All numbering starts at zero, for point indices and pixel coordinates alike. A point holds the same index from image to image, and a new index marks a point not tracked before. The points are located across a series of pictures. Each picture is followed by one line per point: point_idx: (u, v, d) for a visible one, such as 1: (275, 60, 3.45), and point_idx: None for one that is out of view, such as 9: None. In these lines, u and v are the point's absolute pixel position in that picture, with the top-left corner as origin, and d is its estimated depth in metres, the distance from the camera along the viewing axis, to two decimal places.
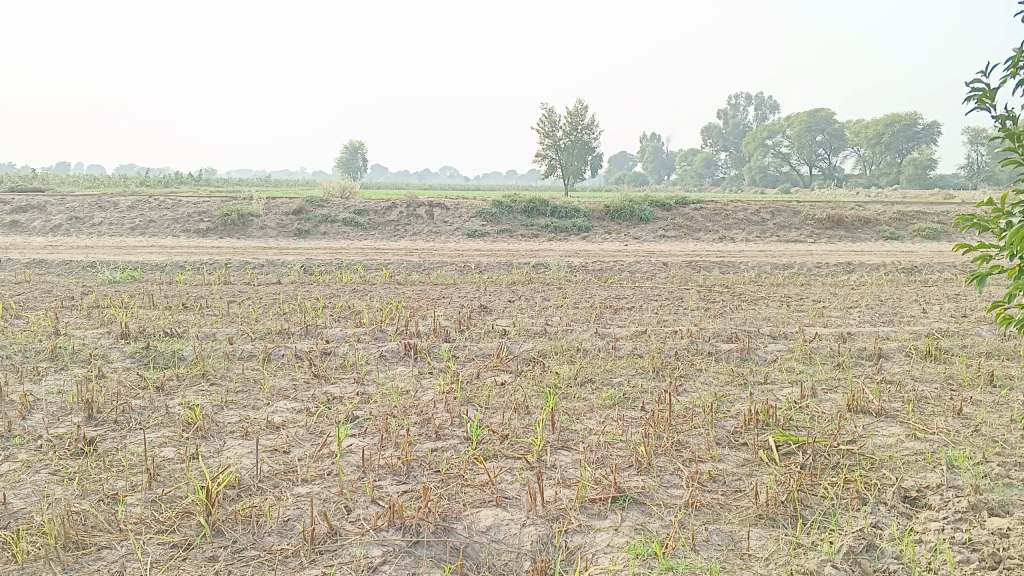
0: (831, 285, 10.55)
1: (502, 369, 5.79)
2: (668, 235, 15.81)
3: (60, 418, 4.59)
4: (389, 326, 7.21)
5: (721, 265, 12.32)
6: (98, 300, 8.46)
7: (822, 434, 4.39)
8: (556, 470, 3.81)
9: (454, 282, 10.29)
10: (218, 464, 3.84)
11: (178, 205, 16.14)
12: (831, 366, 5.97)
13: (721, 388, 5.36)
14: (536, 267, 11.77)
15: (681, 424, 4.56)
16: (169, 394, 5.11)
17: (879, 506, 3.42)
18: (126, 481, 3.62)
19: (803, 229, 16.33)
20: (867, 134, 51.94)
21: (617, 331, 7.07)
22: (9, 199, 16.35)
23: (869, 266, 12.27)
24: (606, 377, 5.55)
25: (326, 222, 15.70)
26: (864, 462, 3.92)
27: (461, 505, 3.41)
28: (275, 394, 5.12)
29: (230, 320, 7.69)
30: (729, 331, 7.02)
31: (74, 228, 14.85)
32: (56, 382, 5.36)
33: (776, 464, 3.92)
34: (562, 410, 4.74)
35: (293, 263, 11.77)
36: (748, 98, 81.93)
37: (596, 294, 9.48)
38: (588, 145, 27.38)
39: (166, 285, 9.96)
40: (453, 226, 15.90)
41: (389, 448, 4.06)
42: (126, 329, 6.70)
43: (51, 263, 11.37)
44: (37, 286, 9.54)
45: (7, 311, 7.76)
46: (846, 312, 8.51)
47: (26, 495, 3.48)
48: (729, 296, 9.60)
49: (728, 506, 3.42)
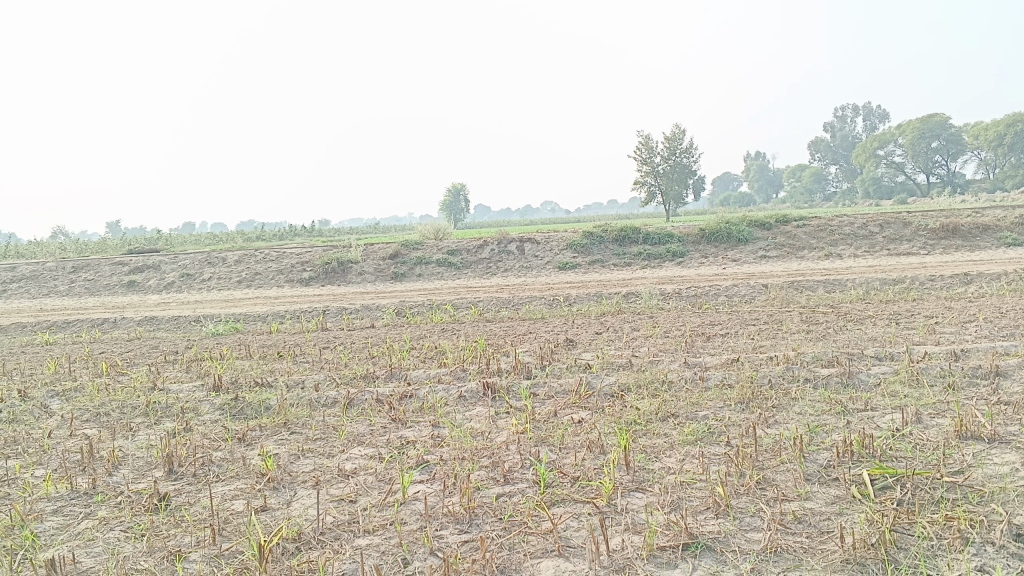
0: (946, 299, 9.87)
1: (581, 406, 5.59)
2: (769, 255, 15.25)
3: (143, 473, 4.67)
4: (472, 365, 7.13)
5: (825, 283, 11.75)
6: (198, 353, 8.75)
7: (924, 465, 3.99)
8: (625, 515, 3.60)
9: (542, 317, 10.20)
10: (283, 517, 3.81)
11: (280, 256, 16.74)
12: (940, 388, 5.50)
13: (815, 418, 4.98)
14: (628, 296, 11.55)
15: (767, 459, 4.23)
16: (249, 445, 5.15)
17: (985, 547, 3.06)
18: (192, 537, 3.63)
19: (915, 240, 15.42)
20: (988, 136, 49.02)
21: (707, 360, 6.76)
22: (127, 261, 17.33)
23: (988, 276, 11.42)
24: (690, 410, 5.27)
25: (420, 264, 15.94)
26: (972, 496, 3.53)
27: (522, 554, 3.25)
28: (350, 441, 5.09)
29: (319, 367, 7.78)
30: (829, 354, 6.59)
31: (186, 284, 15.58)
32: (146, 437, 5.48)
33: (869, 501, 3.58)
34: (639, 448, 4.51)
35: (387, 306, 11.94)
36: (855, 109, 79.06)
37: (688, 321, 9.17)
38: (688, 169, 26.89)
39: (264, 334, 10.26)
40: (544, 260, 15.84)
41: (454, 496, 3.95)
42: (218, 381, 6.85)
43: (161, 320, 11.93)
44: (145, 343, 9.97)
45: (113, 368, 8.09)
46: (961, 327, 7.90)
47: (97, 553, 3.52)
48: (833, 315, 9.12)
49: (812, 550, 3.13)
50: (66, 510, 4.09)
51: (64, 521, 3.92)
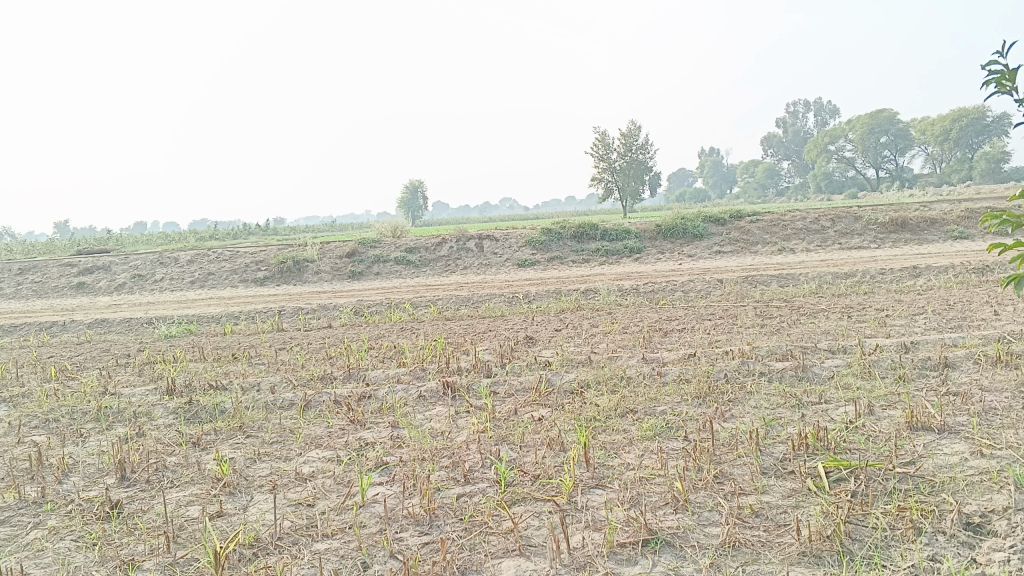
0: (896, 292, 10.08)
1: (540, 404, 5.60)
2: (724, 250, 15.43)
3: (95, 480, 4.56)
4: (431, 364, 7.09)
5: (780, 277, 11.92)
6: (150, 356, 8.58)
7: (877, 456, 4.07)
8: (585, 513, 3.61)
9: (501, 314, 10.18)
10: (239, 523, 3.75)
11: (235, 256, 16.49)
12: (891, 380, 5.61)
13: (771, 412, 5.05)
14: (586, 292, 11.59)
15: (725, 453, 4.28)
16: (204, 450, 5.06)
17: (937, 537, 3.12)
18: (146, 545, 3.56)
19: (866, 234, 15.72)
20: (934, 131, 50.19)
21: (665, 356, 6.81)
22: (76, 262, 16.93)
23: (936, 269, 11.68)
24: (649, 406, 5.30)
25: (378, 262, 15.82)
26: (923, 486, 3.61)
27: (483, 555, 3.24)
28: (308, 443, 5.03)
29: (276, 368, 7.68)
30: (784, 348, 6.69)
31: (138, 286, 15.27)
32: (98, 443, 5.36)
33: (824, 493, 3.64)
34: (599, 445, 4.53)
35: (345, 306, 11.84)
36: (806, 105, 80.37)
37: (646, 317, 9.24)
38: (644, 165, 27.09)
39: (219, 336, 10.09)
40: (503, 257, 15.83)
41: (414, 497, 3.92)
42: (172, 384, 6.72)
43: (112, 322, 11.67)
44: (96, 346, 9.74)
45: (62, 373, 7.89)
46: (911, 319, 8.08)
47: (46, 564, 3.43)
48: (787, 310, 9.25)
49: (769, 543, 3.17)
50: (13, 520, 3.98)
51: (11, 532, 3.81)
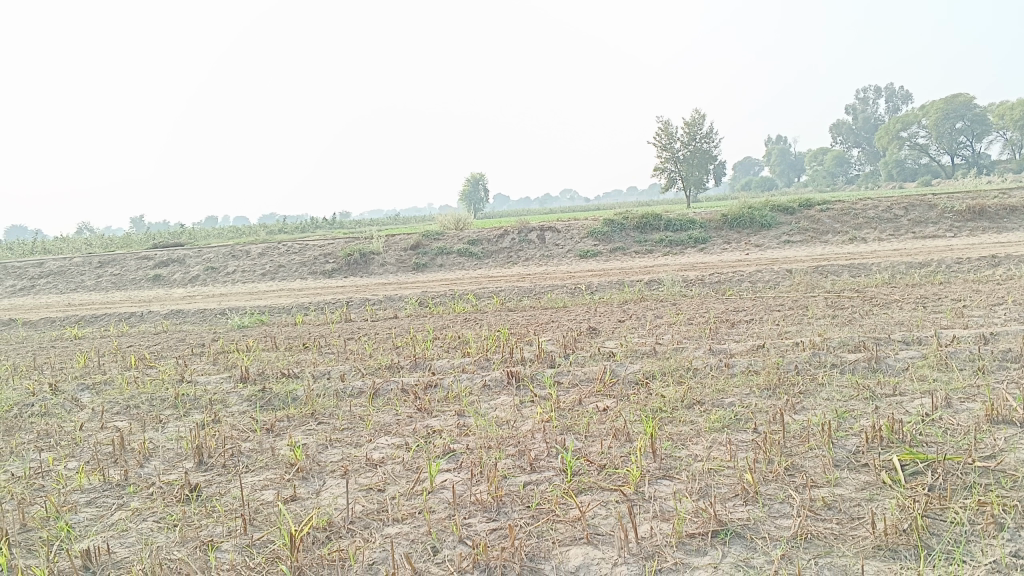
0: (974, 282, 9.75)
1: (606, 394, 5.59)
2: (792, 240, 15.12)
3: (174, 464, 4.72)
4: (495, 354, 7.14)
5: (850, 267, 11.64)
6: (224, 346, 8.83)
7: (956, 450, 3.95)
8: (653, 503, 3.59)
9: (565, 305, 10.18)
10: (312, 507, 3.84)
11: (303, 248, 16.83)
12: (970, 372, 5.43)
13: (843, 404, 4.94)
14: (650, 283, 11.51)
15: (796, 446, 4.20)
16: (277, 436, 5.19)
17: (1020, 533, 3.03)
18: (224, 527, 3.68)
19: (941, 223, 15.21)
20: (1014, 115, 48.23)
21: (732, 347, 6.72)
22: (153, 255, 17.50)
23: (1016, 258, 11.25)
24: (716, 397, 5.24)
25: (442, 254, 15.97)
26: (1004, 481, 3.50)
27: (550, 543, 3.26)
28: (377, 430, 5.12)
29: (344, 358, 7.82)
30: (856, 339, 6.53)
31: (211, 278, 15.72)
32: (176, 429, 5.54)
33: (899, 487, 3.56)
34: (665, 436, 4.50)
35: (409, 297, 11.98)
36: (877, 90, 78.08)
37: (712, 308, 9.12)
38: (709, 155, 26.70)
39: (289, 326, 10.33)
40: (566, 248, 15.81)
41: (481, 484, 3.96)
42: (245, 373, 6.90)
43: (187, 313, 12.04)
44: (172, 336, 10.07)
45: (141, 361, 8.18)
46: (990, 310, 7.80)
47: (131, 544, 3.57)
48: (859, 300, 9.03)
49: (843, 536, 3.11)
50: (99, 501, 4.15)
51: (98, 513, 3.98)
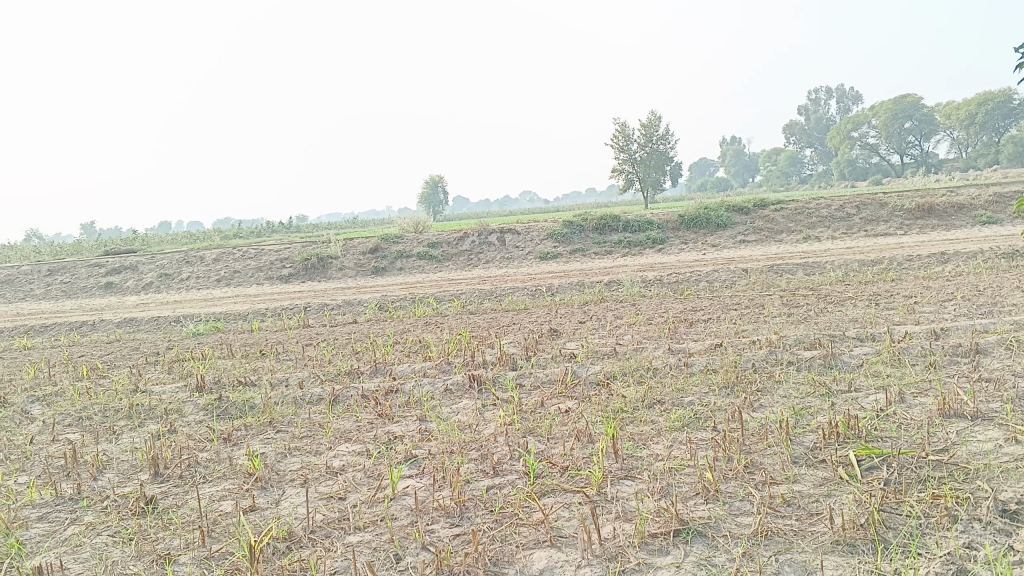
0: (924, 278, 9.97)
1: (567, 396, 5.60)
2: (748, 239, 15.33)
3: (129, 476, 4.62)
4: (456, 357, 7.11)
5: (805, 266, 11.83)
6: (179, 354, 8.67)
7: (909, 444, 4.03)
8: (615, 503, 3.61)
9: (525, 307, 10.19)
10: (272, 516, 3.79)
11: (260, 253, 16.62)
12: (922, 367, 5.54)
13: (800, 401, 5.01)
14: (610, 284, 11.58)
15: (755, 443, 4.25)
16: (236, 445, 5.11)
17: (973, 524, 3.10)
18: (181, 539, 3.60)
19: (892, 221, 15.54)
20: (960, 115, 49.48)
21: (691, 346, 6.78)
22: (104, 262, 17.14)
23: (964, 255, 11.53)
24: (676, 397, 5.28)
25: (401, 257, 15.89)
26: (957, 473, 3.58)
27: (514, 547, 3.25)
28: (337, 437, 5.06)
29: (303, 364, 7.73)
30: (812, 337, 6.63)
31: (165, 285, 15.44)
32: (131, 440, 5.43)
33: (856, 482, 3.62)
34: (627, 436, 4.52)
35: (369, 301, 11.90)
36: (829, 91, 79.47)
37: (671, 308, 9.21)
38: (665, 156, 26.96)
39: (246, 333, 10.19)
40: (525, 250, 15.84)
41: (444, 489, 3.94)
42: (201, 382, 6.78)
43: (140, 321, 11.81)
44: (125, 345, 9.86)
45: (93, 371, 8.00)
46: (940, 306, 7.98)
47: (84, 559, 3.48)
48: (814, 298, 9.17)
49: (802, 532, 3.15)
50: (51, 516, 4.04)
51: (49, 528, 3.87)
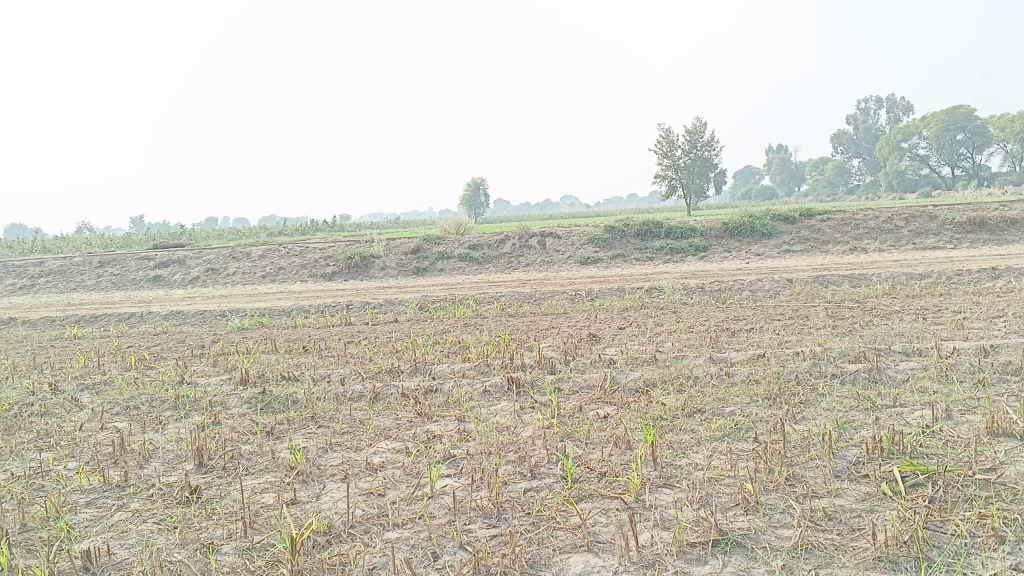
0: (974, 294, 9.76)
1: (606, 401, 5.59)
2: (793, 249, 15.14)
3: (174, 466, 4.72)
4: (496, 359, 7.14)
5: (851, 278, 11.65)
6: (224, 347, 8.83)
7: (956, 462, 3.96)
8: (653, 511, 3.60)
9: (565, 311, 10.20)
10: (312, 510, 3.85)
11: (304, 251, 16.84)
12: (970, 385, 5.43)
13: (843, 414, 4.95)
14: (650, 291, 11.53)
15: (796, 455, 4.20)
16: (277, 439, 5.19)
17: (1020, 546, 3.04)
18: (224, 529, 3.68)
19: (942, 234, 15.24)
20: (1015, 128, 48.31)
21: (732, 355, 6.72)
22: (153, 255, 17.50)
23: (1016, 271, 11.26)
24: (716, 406, 5.25)
25: (443, 258, 15.98)
26: (1005, 494, 3.51)
27: (551, 550, 3.27)
28: (377, 434, 5.12)
29: (344, 361, 7.82)
30: (856, 350, 6.54)
31: (211, 279, 15.72)
32: (176, 430, 5.54)
33: (900, 498, 3.56)
34: (666, 444, 4.50)
35: (410, 301, 11.99)
36: (879, 101, 78.15)
37: (713, 316, 9.14)
38: (710, 163, 26.75)
39: (289, 329, 10.34)
40: (566, 254, 15.83)
41: (481, 490, 3.96)
42: (245, 375, 6.90)
43: (187, 314, 12.04)
44: (172, 337, 10.07)
45: (141, 362, 8.18)
46: (990, 322, 7.81)
47: (130, 545, 3.57)
48: (859, 310, 9.04)
49: (843, 547, 3.12)
50: (99, 502, 4.14)
51: (97, 514, 3.97)
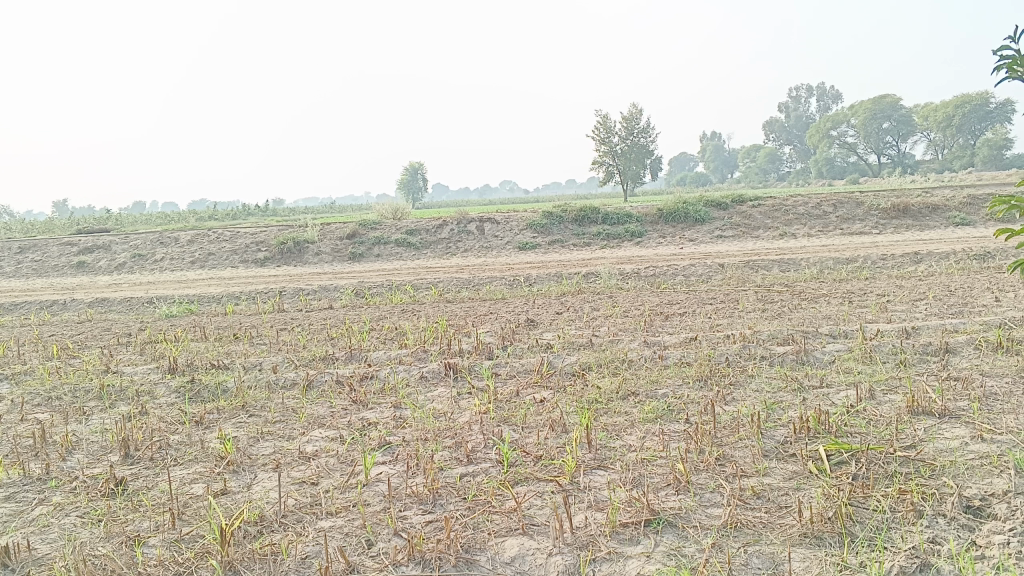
0: (897, 277, 10.09)
1: (543, 385, 5.62)
2: (725, 235, 15.42)
3: (98, 458, 4.57)
4: (432, 346, 7.10)
5: (781, 262, 11.92)
6: (152, 336, 8.58)
7: (878, 440, 4.09)
8: (587, 493, 3.64)
9: (502, 297, 10.19)
10: (244, 500, 3.78)
11: (236, 236, 16.46)
12: (892, 365, 5.61)
13: (772, 395, 5.07)
14: (587, 276, 11.61)
15: (726, 436, 4.29)
16: (208, 428, 5.08)
17: (937, 520, 3.16)
18: (151, 521, 3.59)
19: (868, 220, 15.70)
20: (937, 117, 50.03)
21: (666, 339, 6.81)
22: (76, 241, 16.89)
23: (937, 255, 11.67)
24: (650, 389, 5.32)
25: (379, 244, 15.82)
26: (924, 470, 3.64)
27: (486, 534, 3.27)
28: (310, 423, 5.04)
29: (277, 349, 7.68)
30: (786, 332, 6.70)
31: (139, 265, 15.27)
32: (101, 421, 5.37)
33: (825, 476, 3.67)
34: (601, 427, 4.55)
35: (345, 287, 11.84)
36: (809, 91, 80.00)
37: (647, 301, 9.24)
38: (646, 149, 27.02)
39: (220, 316, 10.10)
40: (504, 240, 15.83)
41: (417, 476, 3.94)
42: (174, 364, 6.72)
43: (112, 301, 11.67)
44: (97, 325, 9.75)
45: (64, 351, 7.89)
46: (912, 305, 8.08)
47: (51, 540, 3.45)
48: (789, 294, 9.26)
49: (771, 525, 3.19)
50: (18, 496, 3.99)
51: (16, 508, 3.82)
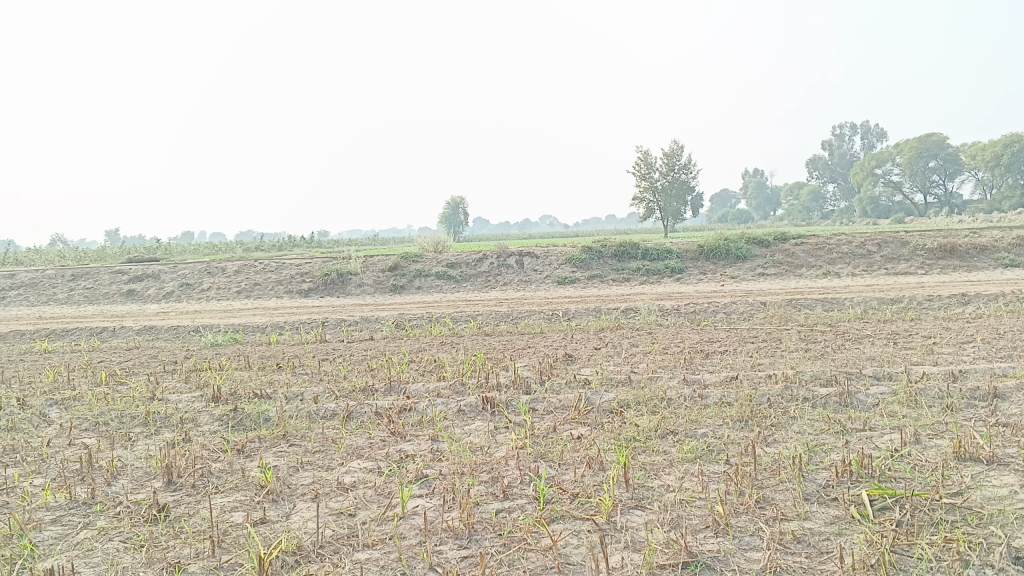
0: (944, 319, 9.91)
1: (580, 422, 5.60)
2: (767, 273, 15.30)
3: (142, 484, 4.66)
4: (471, 379, 7.13)
5: (824, 301, 11.78)
6: (197, 363, 8.75)
7: (923, 486, 4.01)
8: (624, 532, 3.61)
9: (541, 331, 10.21)
10: (282, 530, 3.82)
11: (281, 267, 16.74)
12: (938, 409, 5.50)
13: (814, 437, 5.00)
14: (627, 311, 11.59)
15: (766, 478, 4.23)
16: (248, 457, 5.15)
17: (984, 570, 3.08)
18: (191, 548, 3.64)
19: (913, 260, 15.46)
20: (985, 157, 49.25)
21: (706, 377, 6.76)
22: (127, 269, 17.32)
23: (985, 297, 11.45)
24: (689, 428, 5.28)
25: (420, 276, 15.98)
26: (970, 518, 3.55)
27: (521, 571, 3.26)
28: (349, 453, 5.09)
29: (318, 379, 7.77)
30: (828, 373, 6.61)
31: (186, 294, 15.60)
32: (145, 447, 5.47)
33: (868, 522, 3.60)
34: (639, 466, 4.52)
35: (386, 319, 11.96)
36: (853, 129, 79.36)
37: (687, 338, 9.18)
38: (687, 185, 26.99)
39: (263, 345, 10.26)
40: (544, 274, 15.88)
41: (453, 511, 3.95)
42: (217, 392, 6.83)
43: (159, 329, 11.92)
44: (144, 352, 9.96)
45: (112, 378, 8.07)
46: (959, 347, 7.92)
47: (95, 564, 3.52)
48: (832, 334, 9.14)
49: (811, 570, 3.14)
50: (65, 520, 4.08)
51: (62, 532, 3.91)
